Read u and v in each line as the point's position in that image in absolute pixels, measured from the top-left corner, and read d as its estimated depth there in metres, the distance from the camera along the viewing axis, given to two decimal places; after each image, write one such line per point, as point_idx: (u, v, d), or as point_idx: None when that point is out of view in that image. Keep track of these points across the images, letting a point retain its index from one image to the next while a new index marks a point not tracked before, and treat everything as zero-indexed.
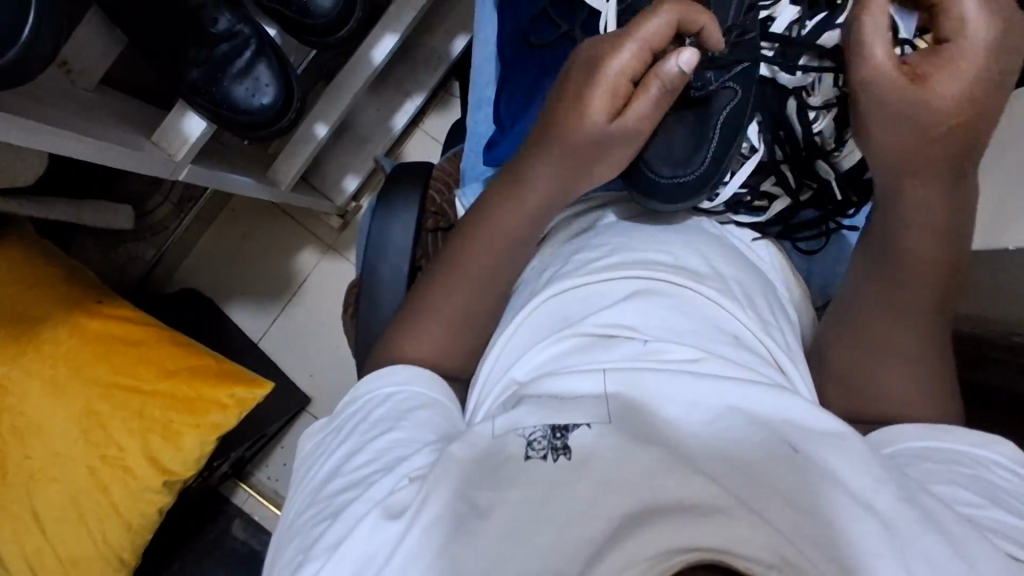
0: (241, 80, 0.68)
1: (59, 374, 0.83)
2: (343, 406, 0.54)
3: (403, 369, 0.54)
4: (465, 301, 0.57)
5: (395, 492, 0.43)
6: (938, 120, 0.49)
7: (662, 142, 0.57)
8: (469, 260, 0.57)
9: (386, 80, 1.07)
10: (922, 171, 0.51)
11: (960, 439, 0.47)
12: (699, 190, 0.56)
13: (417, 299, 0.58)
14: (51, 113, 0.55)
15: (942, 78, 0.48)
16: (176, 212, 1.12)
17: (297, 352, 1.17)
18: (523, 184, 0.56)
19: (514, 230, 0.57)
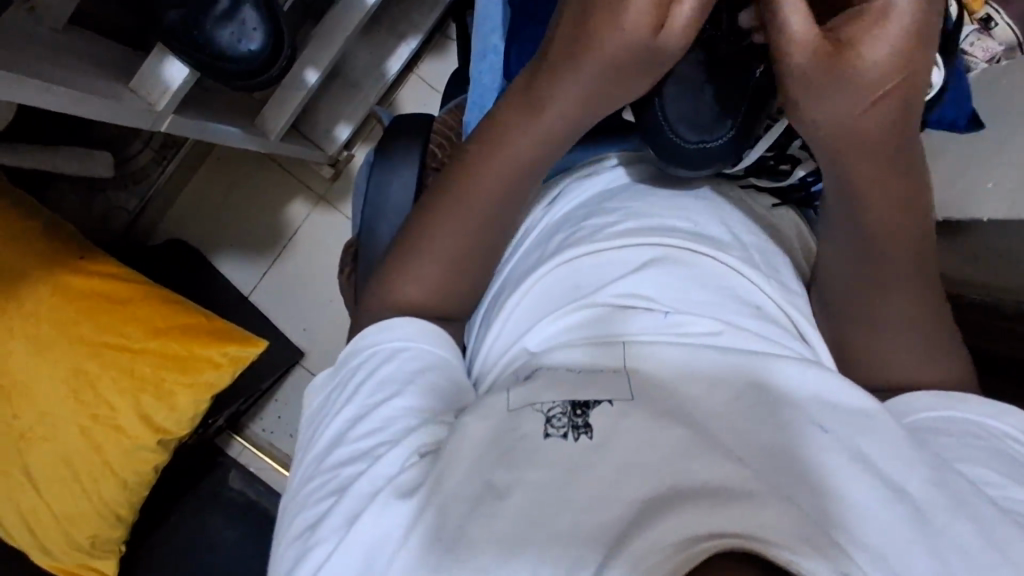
0: (225, 24, 0.62)
1: (44, 333, 0.80)
2: (343, 358, 0.49)
3: (407, 324, 0.49)
4: (466, 253, 0.53)
5: (404, 470, 0.40)
6: (874, 96, 0.44)
7: (688, 103, 0.53)
8: (469, 190, 0.52)
9: (380, 21, 1.01)
10: (864, 130, 0.45)
11: (975, 409, 0.45)
12: (726, 159, 0.53)
13: (415, 236, 0.53)
14: (16, 57, 0.50)
15: (876, 50, 0.43)
16: (159, 158, 1.07)
17: (290, 306, 1.14)
18: (537, 103, 0.51)
19: (524, 154, 0.52)
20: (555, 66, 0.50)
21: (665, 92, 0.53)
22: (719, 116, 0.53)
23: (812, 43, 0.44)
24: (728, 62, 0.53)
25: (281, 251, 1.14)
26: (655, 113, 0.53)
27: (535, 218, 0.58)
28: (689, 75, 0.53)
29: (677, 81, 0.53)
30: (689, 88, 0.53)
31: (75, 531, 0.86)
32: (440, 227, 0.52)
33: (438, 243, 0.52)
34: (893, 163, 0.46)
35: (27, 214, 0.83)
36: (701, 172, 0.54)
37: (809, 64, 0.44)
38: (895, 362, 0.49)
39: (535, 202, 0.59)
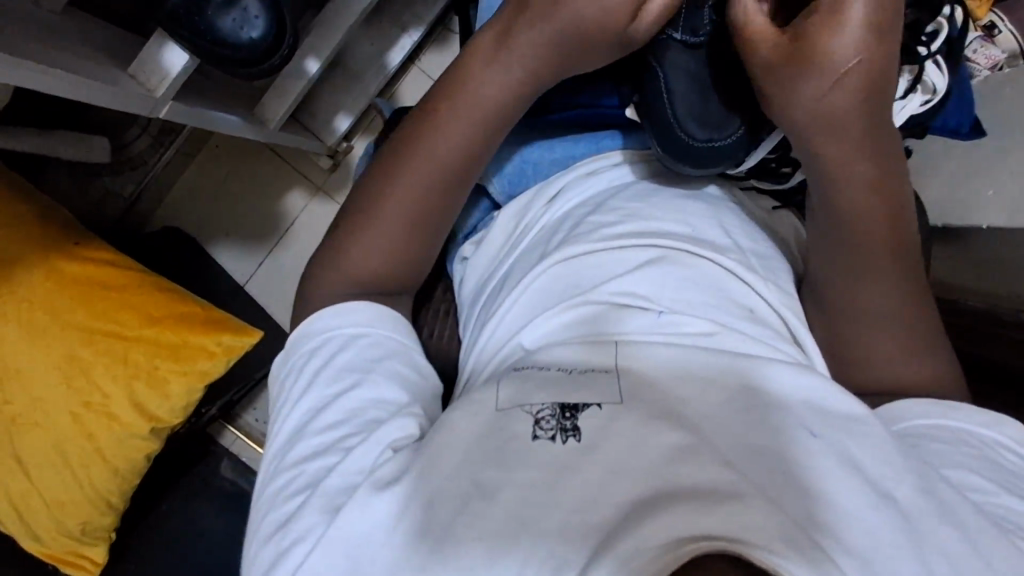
0: (227, 11, 0.61)
1: (38, 318, 0.79)
2: (295, 342, 0.51)
3: (366, 308, 0.51)
4: (415, 224, 0.54)
5: (380, 465, 0.40)
6: (833, 79, 0.45)
7: (696, 100, 0.53)
8: (429, 140, 0.53)
9: (383, 12, 1.00)
10: (832, 114, 0.46)
11: (969, 417, 0.45)
12: (732, 157, 0.53)
13: (366, 204, 0.54)
14: (14, 40, 0.49)
15: (832, 35, 0.44)
16: (156, 145, 1.05)
17: (285, 297, 1.14)
18: (504, 51, 0.52)
19: (489, 106, 0.52)
20: (510, 37, 0.52)
21: (675, 87, 0.53)
22: (726, 116, 0.53)
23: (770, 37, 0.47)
24: (735, 60, 0.53)
25: (277, 242, 1.14)
26: (663, 108, 0.53)
27: (535, 213, 0.57)
28: (697, 72, 0.53)
29: (686, 77, 0.53)
30: (697, 86, 0.53)
31: (65, 518, 0.85)
32: (389, 197, 0.53)
33: (388, 211, 0.53)
34: (857, 155, 0.47)
35: (22, 197, 0.82)
36: (709, 171, 0.54)
37: (768, 57, 0.47)
38: (889, 371, 0.50)
39: (533, 200, 0.58)
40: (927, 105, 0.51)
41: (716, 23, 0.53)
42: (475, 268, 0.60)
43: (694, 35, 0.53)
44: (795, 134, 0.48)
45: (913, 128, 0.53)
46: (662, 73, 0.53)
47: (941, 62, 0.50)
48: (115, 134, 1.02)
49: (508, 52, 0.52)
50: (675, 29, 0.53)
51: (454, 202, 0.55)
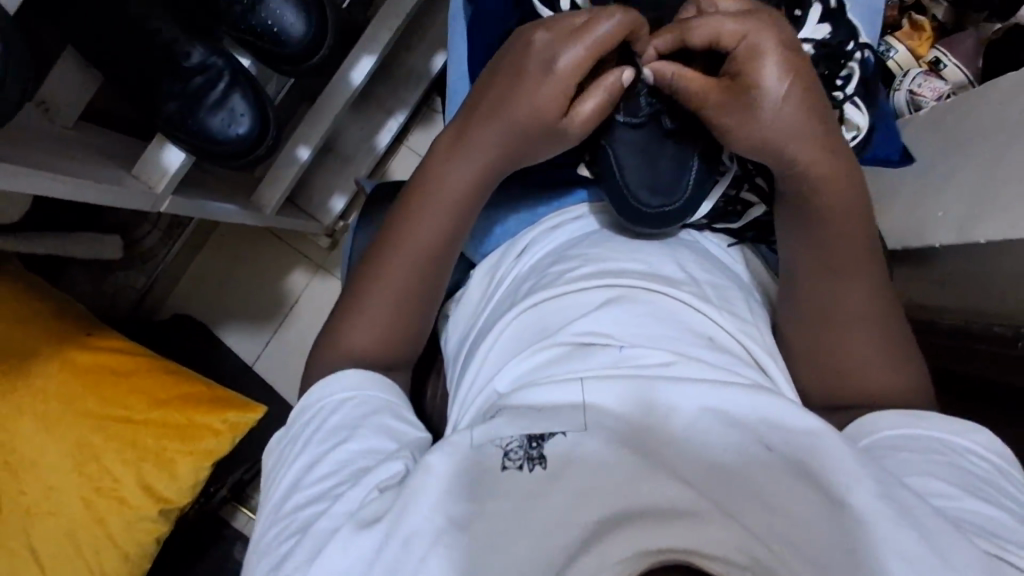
0: (216, 111, 0.68)
1: (52, 408, 0.83)
2: (294, 415, 0.53)
3: (352, 374, 0.53)
4: (403, 305, 0.57)
5: (365, 505, 0.42)
6: (780, 105, 0.48)
7: (647, 170, 0.57)
8: (405, 230, 0.57)
9: (368, 99, 1.08)
10: (793, 128, 0.49)
11: (935, 425, 0.46)
12: (685, 215, 0.57)
13: (358, 295, 0.58)
14: (29, 153, 0.55)
15: (762, 68, 0.48)
16: (166, 239, 1.12)
17: (291, 372, 1.17)
18: (462, 147, 0.57)
19: (455, 192, 0.57)
20: (465, 135, 0.57)
21: (625, 163, 0.57)
22: (674, 179, 0.56)
23: (709, 90, 0.50)
24: (678, 134, 0.57)
25: (282, 320, 1.18)
26: (616, 183, 0.57)
27: (507, 267, 0.61)
28: (644, 146, 0.57)
29: (633, 152, 0.57)
30: (645, 157, 0.57)
31: None
32: (381, 285, 0.57)
33: (378, 300, 0.57)
34: (825, 156, 0.50)
35: (37, 294, 0.88)
36: (665, 230, 0.57)
37: (719, 102, 0.50)
38: (862, 381, 0.52)
39: (507, 255, 0.62)
40: (853, 140, 0.58)
41: (654, 102, 0.57)
42: (457, 323, 0.63)
43: (636, 117, 0.57)
44: (767, 152, 0.51)
45: None
46: (613, 151, 0.58)
47: (858, 101, 0.57)
48: (127, 232, 1.08)
49: (465, 147, 0.57)
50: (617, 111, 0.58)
51: (434, 284, 0.58)
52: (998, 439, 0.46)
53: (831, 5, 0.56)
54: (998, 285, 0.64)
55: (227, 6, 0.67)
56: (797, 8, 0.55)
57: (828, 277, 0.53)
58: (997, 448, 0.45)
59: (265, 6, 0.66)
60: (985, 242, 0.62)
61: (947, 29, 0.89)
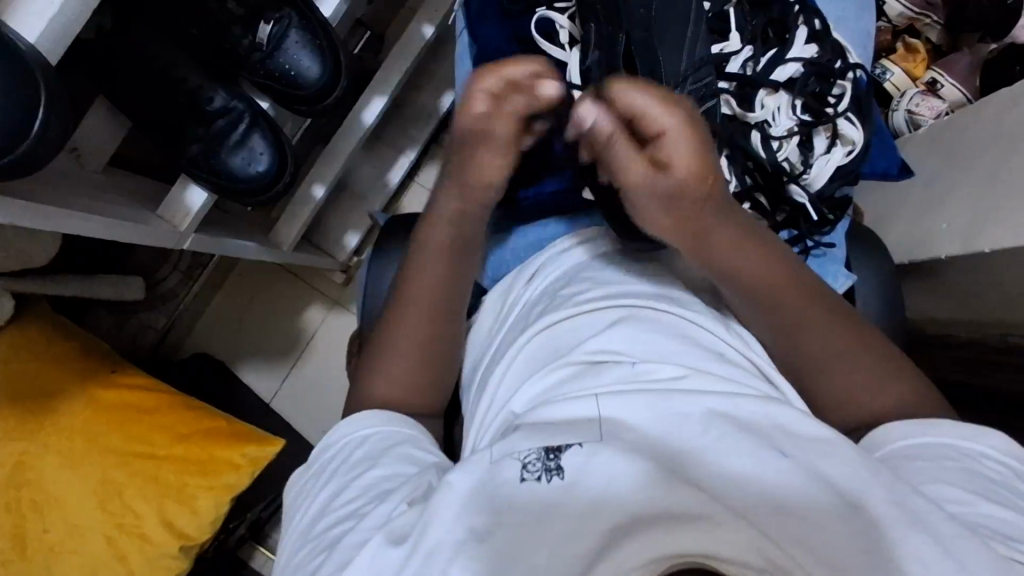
0: (237, 151, 0.71)
1: (77, 446, 0.84)
2: (314, 455, 0.52)
3: (373, 414, 0.53)
4: (418, 357, 0.58)
5: (395, 517, 0.42)
6: (694, 188, 0.46)
7: None
8: (402, 301, 0.58)
9: (380, 139, 1.12)
10: (707, 203, 0.47)
11: (949, 432, 0.44)
12: None
13: (371, 366, 0.58)
14: (61, 195, 0.58)
15: (679, 152, 0.45)
16: (186, 279, 1.15)
17: (308, 408, 1.19)
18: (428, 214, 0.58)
19: (438, 246, 0.58)
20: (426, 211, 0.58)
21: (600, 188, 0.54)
22: None
23: (635, 165, 0.47)
24: None
25: (299, 356, 1.20)
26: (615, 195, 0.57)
27: (517, 292, 0.62)
28: None
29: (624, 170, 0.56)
30: None
31: None
32: (392, 351, 0.58)
33: (394, 364, 0.57)
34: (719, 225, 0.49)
35: (65, 334, 0.91)
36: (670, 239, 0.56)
37: (640, 177, 0.47)
38: (882, 400, 0.49)
39: (517, 280, 0.63)
40: (851, 154, 0.59)
41: None
42: (471, 349, 0.63)
43: None
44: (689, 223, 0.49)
45: (846, 176, 0.60)
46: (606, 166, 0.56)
47: (853, 117, 0.59)
48: (150, 273, 1.11)
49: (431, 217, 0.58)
50: None
51: (448, 326, 0.59)
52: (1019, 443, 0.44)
53: (817, 29, 0.60)
54: (1006, 295, 0.64)
55: (246, 53, 0.71)
56: (784, 31, 0.60)
57: (806, 301, 0.50)
58: (1018, 454, 0.43)
59: (284, 51, 0.70)
60: (989, 251, 0.62)
61: (942, 51, 0.91)
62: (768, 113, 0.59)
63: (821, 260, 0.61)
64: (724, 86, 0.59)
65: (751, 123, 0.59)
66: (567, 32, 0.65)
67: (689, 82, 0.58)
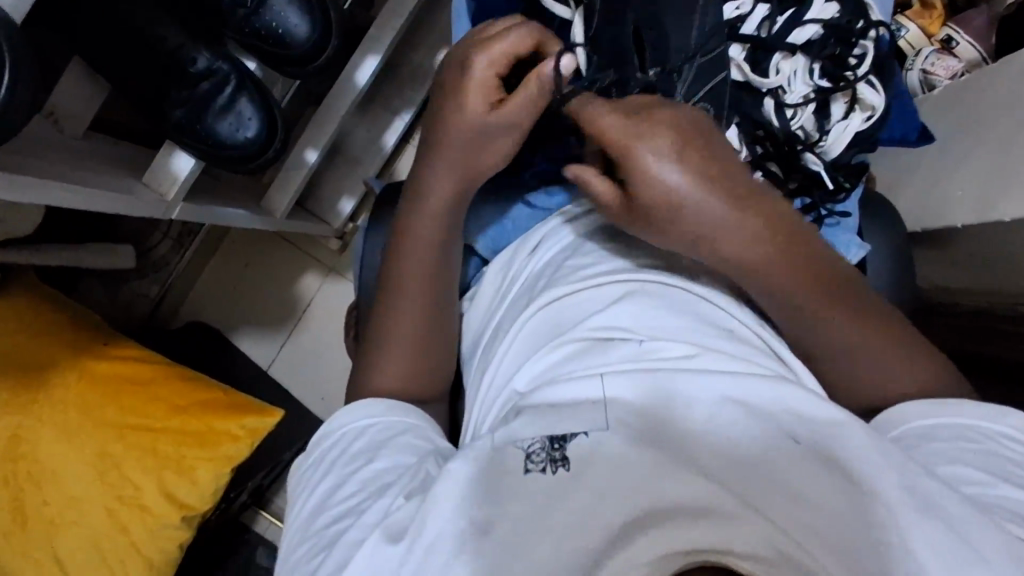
0: (225, 116, 0.68)
1: (72, 419, 0.83)
2: (315, 442, 0.50)
3: (376, 402, 0.50)
4: (421, 342, 0.56)
5: (392, 512, 0.40)
6: (677, 209, 0.42)
7: None
8: (399, 284, 0.56)
9: (373, 100, 1.08)
10: (705, 225, 0.43)
11: (970, 412, 0.43)
12: None
13: (371, 349, 0.57)
14: (39, 164, 0.55)
15: (649, 175, 0.41)
16: (177, 247, 1.12)
17: (307, 375, 1.18)
18: (420, 189, 0.55)
19: (427, 230, 0.55)
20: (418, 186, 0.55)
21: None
22: None
23: (615, 196, 0.45)
24: None
25: (296, 324, 1.18)
26: None
27: (519, 262, 0.60)
28: None
29: None
30: None
31: None
32: (393, 336, 0.56)
33: (394, 350, 0.56)
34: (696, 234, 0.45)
35: (54, 306, 0.89)
36: None
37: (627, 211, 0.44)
38: None
39: (517, 250, 0.61)
40: (869, 120, 0.56)
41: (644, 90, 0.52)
42: (471, 325, 0.62)
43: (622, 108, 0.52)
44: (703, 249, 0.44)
45: (862, 142, 0.57)
46: None
47: (873, 80, 0.56)
48: (139, 242, 1.09)
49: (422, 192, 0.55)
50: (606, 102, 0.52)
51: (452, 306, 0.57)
52: None
53: None
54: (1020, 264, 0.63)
55: (229, 10, 0.66)
56: None
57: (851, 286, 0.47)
58: None
59: (269, 8, 0.66)
60: (1008, 220, 0.60)
61: (959, 7, 0.87)
62: (783, 77, 0.55)
63: (834, 231, 0.60)
64: (736, 50, 0.55)
65: (764, 90, 0.55)
66: None
67: (700, 55, 0.53)
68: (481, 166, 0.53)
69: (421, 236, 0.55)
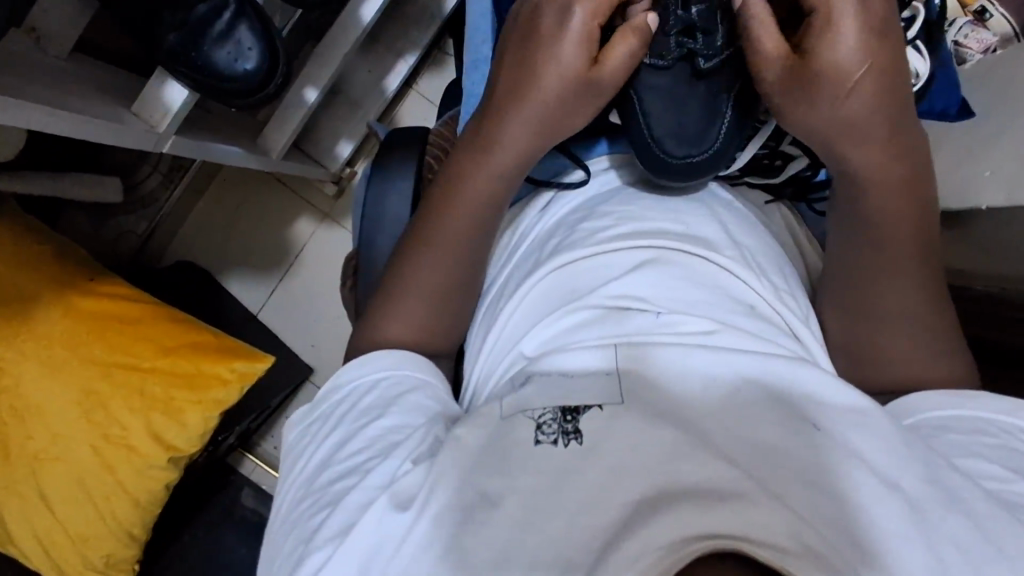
0: (222, 44, 0.63)
1: (57, 355, 0.81)
2: (321, 395, 0.48)
3: (382, 355, 0.48)
4: (439, 300, 0.52)
5: (399, 477, 0.38)
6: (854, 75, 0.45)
7: (672, 115, 0.51)
8: (439, 237, 0.52)
9: (378, 39, 1.02)
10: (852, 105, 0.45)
11: (989, 406, 0.42)
12: (716, 166, 0.51)
13: (388, 298, 0.53)
14: (22, 86, 0.51)
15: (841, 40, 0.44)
16: (167, 183, 1.07)
17: (298, 322, 1.16)
18: (494, 138, 0.52)
19: (493, 184, 0.52)
20: (491, 133, 0.52)
21: (650, 108, 0.52)
22: (703, 128, 0.51)
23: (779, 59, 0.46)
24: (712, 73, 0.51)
25: (288, 270, 1.15)
26: (639, 130, 0.52)
27: (529, 222, 0.57)
28: (673, 88, 0.52)
29: (661, 96, 0.52)
30: (674, 102, 0.52)
31: (88, 550, 0.86)
32: (413, 285, 0.52)
33: (419, 301, 0.52)
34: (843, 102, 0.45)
35: (40, 237, 0.85)
36: (703, 178, 0.51)
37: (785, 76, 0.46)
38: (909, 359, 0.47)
39: (528, 209, 0.58)
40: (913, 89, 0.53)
41: (685, 41, 0.52)
42: None
43: (663, 57, 0.52)
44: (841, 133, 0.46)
45: None
46: (637, 98, 0.52)
47: (921, 46, 0.53)
48: (128, 175, 1.05)
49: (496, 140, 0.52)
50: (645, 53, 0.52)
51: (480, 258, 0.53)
52: None
53: None
54: None
55: None
56: None
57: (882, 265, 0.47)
58: None
59: None
60: None
61: None
62: None
63: None
64: None
65: None
66: None
67: None
68: (567, 125, 0.52)
69: (481, 190, 0.52)
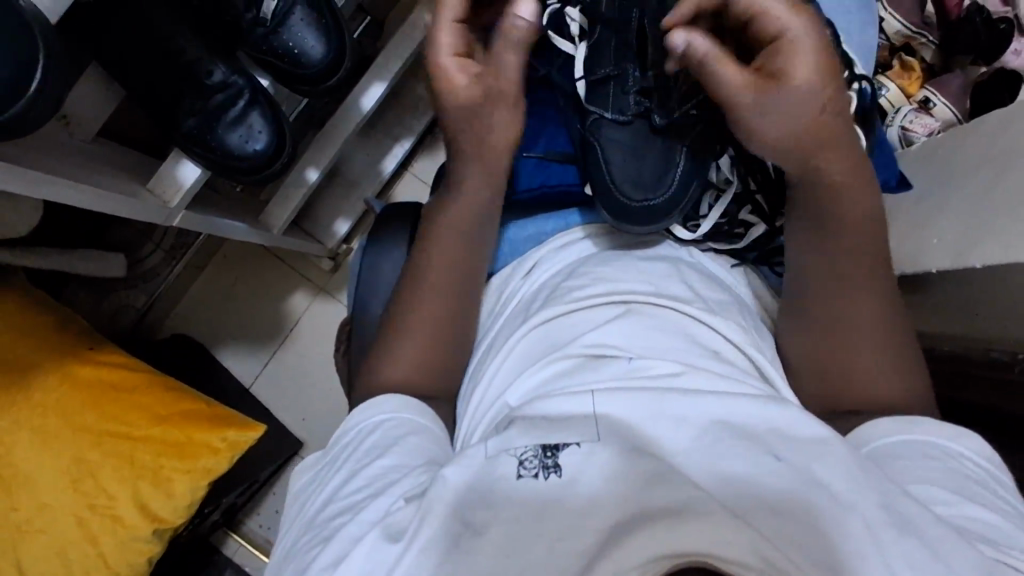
0: (235, 128, 0.70)
1: (50, 423, 0.82)
2: (333, 440, 0.50)
3: (388, 399, 0.51)
4: (426, 357, 0.56)
5: (391, 513, 0.40)
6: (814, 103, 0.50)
7: (631, 165, 0.57)
8: (427, 286, 0.57)
9: (376, 126, 1.10)
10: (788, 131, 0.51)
11: (929, 431, 0.45)
12: (671, 212, 0.57)
13: (383, 347, 0.56)
14: (52, 163, 0.56)
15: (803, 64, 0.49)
16: (169, 258, 1.12)
17: (291, 394, 1.17)
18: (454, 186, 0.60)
19: (466, 226, 0.59)
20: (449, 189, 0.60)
21: (610, 157, 0.58)
22: (659, 175, 0.57)
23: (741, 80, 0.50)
24: (666, 131, 0.58)
25: (282, 342, 1.18)
26: (602, 173, 0.58)
27: (515, 284, 0.61)
28: (632, 141, 0.58)
29: (621, 149, 0.58)
30: (633, 154, 0.58)
31: None
32: (409, 335, 0.56)
33: (410, 349, 0.56)
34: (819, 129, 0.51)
35: (43, 307, 0.88)
36: (652, 227, 0.57)
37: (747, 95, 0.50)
38: (873, 401, 0.50)
39: (514, 272, 0.62)
40: None
41: (642, 102, 0.59)
42: None
43: (623, 114, 0.59)
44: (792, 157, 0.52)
45: None
46: (599, 147, 0.59)
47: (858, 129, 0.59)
48: (133, 250, 1.08)
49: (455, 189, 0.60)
50: (603, 109, 0.59)
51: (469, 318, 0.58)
52: (993, 450, 0.44)
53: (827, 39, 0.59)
54: (992, 309, 0.66)
55: (248, 27, 0.69)
56: None
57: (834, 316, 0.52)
58: (994, 458, 0.43)
59: (288, 28, 0.69)
60: (979, 267, 0.63)
61: (934, 71, 0.89)
62: None
63: None
64: None
65: None
66: (579, 24, 0.62)
67: None
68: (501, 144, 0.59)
69: (447, 236, 0.58)
